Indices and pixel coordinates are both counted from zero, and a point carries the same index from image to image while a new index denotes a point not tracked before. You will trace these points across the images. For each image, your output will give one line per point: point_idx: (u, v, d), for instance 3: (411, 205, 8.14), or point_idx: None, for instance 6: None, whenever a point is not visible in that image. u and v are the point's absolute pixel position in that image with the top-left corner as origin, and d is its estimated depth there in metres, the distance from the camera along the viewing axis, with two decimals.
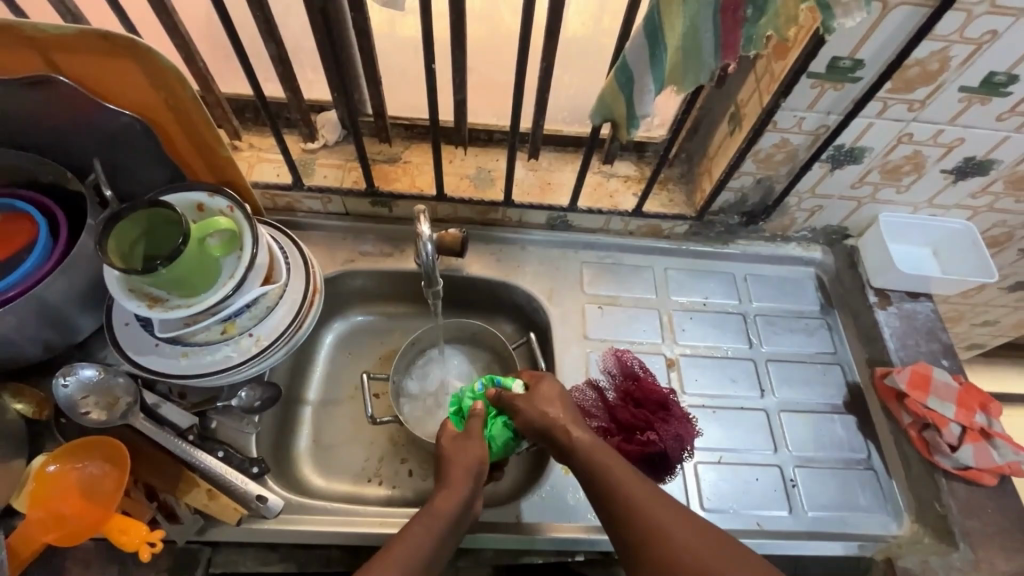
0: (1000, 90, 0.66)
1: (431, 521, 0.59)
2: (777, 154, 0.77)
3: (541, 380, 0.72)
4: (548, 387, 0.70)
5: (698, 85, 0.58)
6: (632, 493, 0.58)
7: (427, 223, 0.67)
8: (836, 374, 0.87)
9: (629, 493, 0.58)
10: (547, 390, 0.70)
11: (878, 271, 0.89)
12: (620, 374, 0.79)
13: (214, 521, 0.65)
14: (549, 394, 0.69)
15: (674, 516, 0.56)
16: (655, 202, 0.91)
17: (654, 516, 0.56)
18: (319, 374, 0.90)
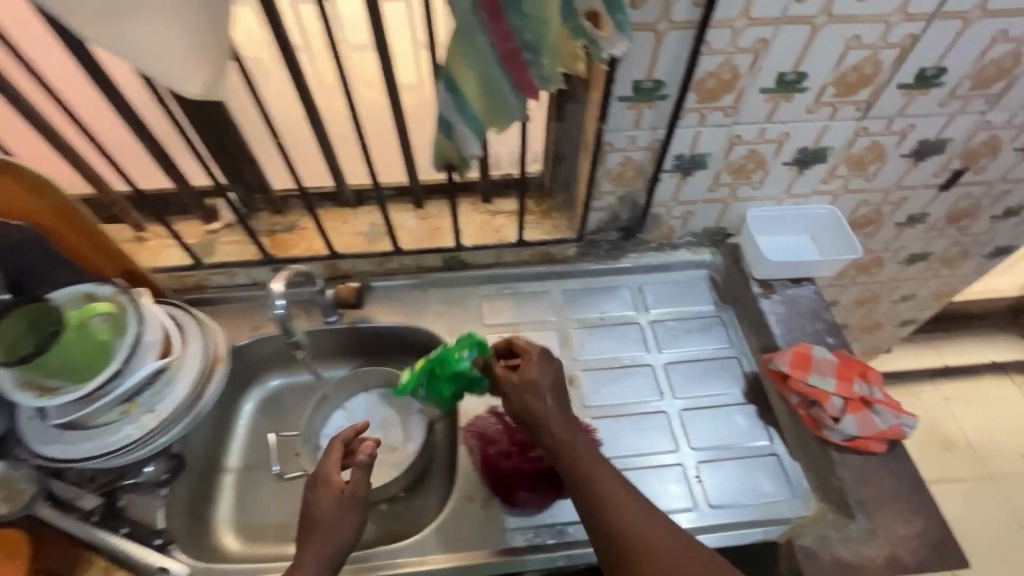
0: (796, 87, 0.74)
1: (323, 531, 0.65)
2: (627, 171, 0.84)
3: (542, 363, 0.73)
4: (545, 377, 0.71)
5: (511, 123, 0.66)
6: (624, 513, 0.62)
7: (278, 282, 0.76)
8: (733, 367, 0.90)
9: (627, 514, 0.62)
10: (545, 379, 0.71)
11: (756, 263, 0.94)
12: None
13: None
14: (528, 380, 0.71)
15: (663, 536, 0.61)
16: (539, 231, 0.97)
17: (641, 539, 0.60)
18: (239, 441, 0.92)
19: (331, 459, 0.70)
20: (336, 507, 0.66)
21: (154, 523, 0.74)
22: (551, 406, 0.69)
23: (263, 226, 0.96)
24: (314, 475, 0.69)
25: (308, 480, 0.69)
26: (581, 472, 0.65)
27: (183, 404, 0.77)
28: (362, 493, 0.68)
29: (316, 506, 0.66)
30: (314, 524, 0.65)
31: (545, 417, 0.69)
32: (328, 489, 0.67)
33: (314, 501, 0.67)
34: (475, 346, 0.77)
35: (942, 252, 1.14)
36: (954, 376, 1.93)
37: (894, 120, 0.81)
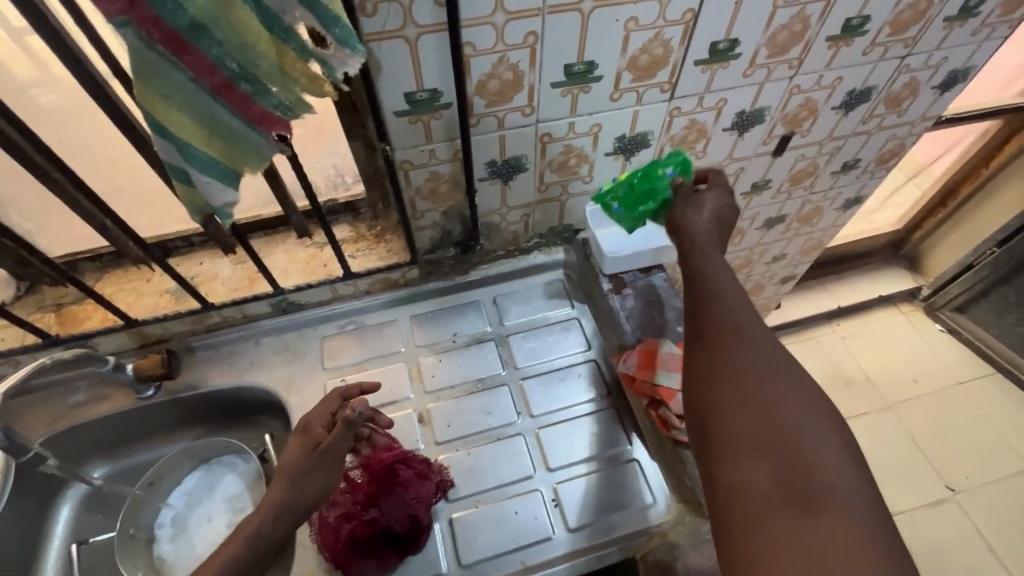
0: (588, 77, 0.69)
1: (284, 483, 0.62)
2: (440, 186, 0.77)
3: (714, 194, 0.69)
4: (714, 199, 0.68)
5: (264, 158, 0.57)
6: (771, 367, 0.53)
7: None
8: (592, 371, 0.86)
9: (757, 351, 0.54)
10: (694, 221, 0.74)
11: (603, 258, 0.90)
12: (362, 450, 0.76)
13: None
14: (705, 207, 0.67)
15: (796, 384, 0.53)
16: (373, 257, 0.90)
17: (770, 389, 0.52)
18: (55, 552, 0.80)
19: (317, 416, 0.68)
20: (304, 457, 0.63)
21: None
22: (712, 230, 0.66)
23: (47, 301, 0.83)
24: (302, 424, 0.67)
25: (298, 426, 0.67)
26: (719, 315, 0.57)
27: None
28: (333, 450, 0.64)
29: (286, 455, 0.64)
30: (280, 474, 0.62)
31: (704, 238, 0.65)
32: (304, 439, 0.65)
33: (287, 451, 0.65)
34: (679, 164, 0.72)
35: (796, 212, 1.15)
36: (847, 315, 2.02)
37: (704, 97, 0.78)
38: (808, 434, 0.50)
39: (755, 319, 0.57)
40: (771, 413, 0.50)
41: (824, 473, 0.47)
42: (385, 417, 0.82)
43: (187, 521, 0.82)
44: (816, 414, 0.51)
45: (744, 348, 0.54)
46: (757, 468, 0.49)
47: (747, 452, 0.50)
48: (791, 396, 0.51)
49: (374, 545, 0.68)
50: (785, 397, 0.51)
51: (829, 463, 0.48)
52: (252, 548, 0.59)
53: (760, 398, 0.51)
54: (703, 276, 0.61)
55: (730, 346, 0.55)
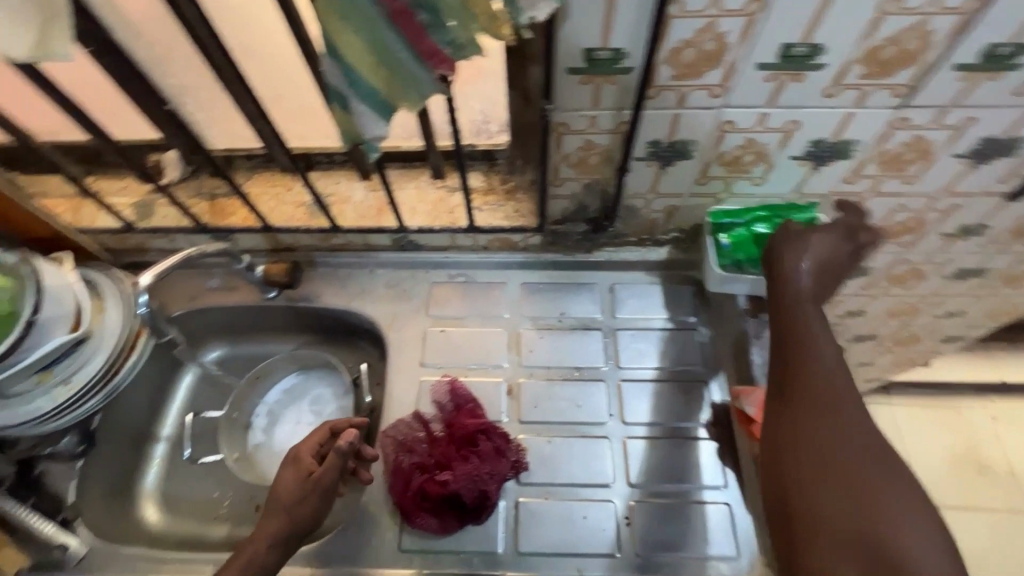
0: (809, 64, 0.56)
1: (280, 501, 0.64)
2: (591, 157, 0.69)
3: (812, 236, 0.67)
4: (819, 242, 0.67)
5: (425, 98, 0.53)
6: (847, 423, 0.57)
7: None
8: (701, 393, 0.78)
9: (839, 401, 0.59)
10: (794, 257, 0.66)
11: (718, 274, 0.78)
12: (448, 408, 0.76)
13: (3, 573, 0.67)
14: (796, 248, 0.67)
15: (875, 449, 0.56)
16: (499, 214, 0.85)
17: (844, 444, 0.56)
18: (175, 410, 0.90)
19: (308, 445, 0.69)
20: (295, 477, 0.65)
21: (65, 497, 0.73)
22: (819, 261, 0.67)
23: (203, 189, 0.90)
24: (292, 453, 0.68)
25: (288, 457, 0.69)
26: (807, 361, 0.61)
27: (97, 374, 0.75)
28: (322, 483, 0.65)
29: (279, 485, 0.65)
30: (275, 503, 0.64)
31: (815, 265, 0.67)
32: (294, 470, 0.66)
33: (281, 480, 0.66)
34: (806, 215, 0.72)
35: (1004, 269, 0.93)
36: (1010, 394, 1.68)
37: (947, 112, 0.61)
38: (888, 503, 0.52)
39: (833, 362, 0.62)
40: (842, 467, 0.55)
41: (913, 563, 0.48)
42: (476, 378, 0.81)
43: (279, 420, 0.89)
44: (893, 490, 0.53)
45: (821, 393, 0.59)
46: (829, 527, 0.52)
47: (829, 497, 0.53)
48: (870, 461, 0.54)
49: (435, 505, 0.68)
50: (849, 455, 0.55)
51: (911, 541, 0.49)
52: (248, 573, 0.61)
53: (833, 454, 0.55)
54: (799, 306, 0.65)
55: (806, 389, 0.60)
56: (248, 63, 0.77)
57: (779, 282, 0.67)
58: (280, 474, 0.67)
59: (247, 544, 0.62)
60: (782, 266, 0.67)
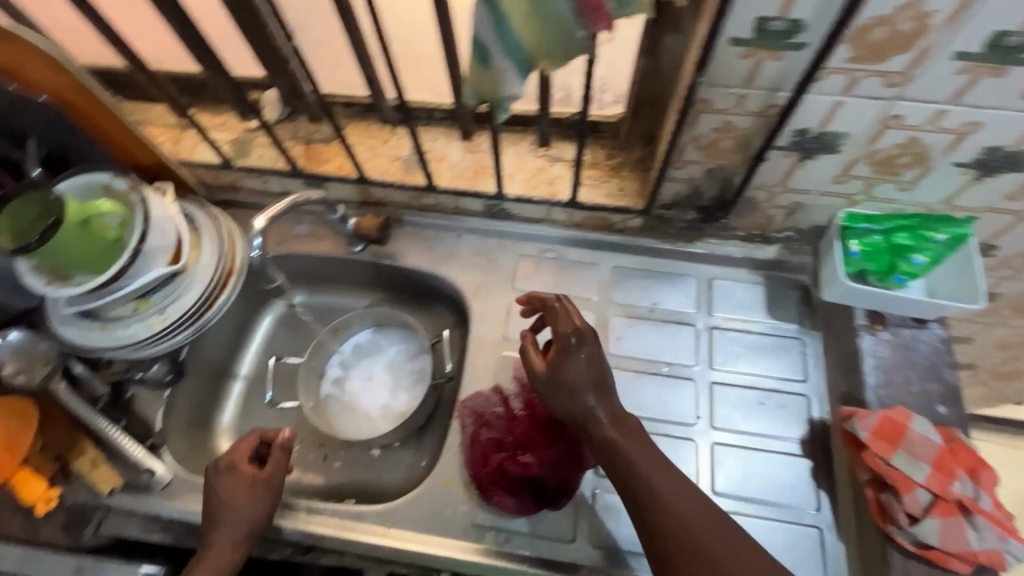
0: (1019, 57, 0.48)
1: (230, 514, 0.62)
2: (724, 140, 0.63)
3: (576, 354, 0.60)
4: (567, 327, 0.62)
5: (571, 59, 0.49)
6: (639, 462, 0.57)
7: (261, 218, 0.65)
8: (798, 407, 0.73)
9: (619, 446, 0.58)
10: (576, 380, 0.59)
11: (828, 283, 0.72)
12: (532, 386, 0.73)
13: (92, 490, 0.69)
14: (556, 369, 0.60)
15: (686, 491, 0.56)
16: (601, 191, 0.80)
17: (645, 478, 0.56)
18: (255, 350, 0.92)
19: (241, 451, 0.66)
20: (240, 488, 0.63)
21: (151, 423, 0.75)
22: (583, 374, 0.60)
23: (300, 133, 0.88)
24: (222, 464, 0.65)
25: (215, 468, 0.65)
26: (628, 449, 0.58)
27: (190, 310, 0.75)
28: (277, 481, 0.66)
29: (222, 495, 0.63)
30: (218, 512, 0.63)
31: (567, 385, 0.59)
32: (237, 479, 0.64)
33: (222, 489, 0.64)
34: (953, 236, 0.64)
35: None
36: None
37: None
38: (713, 540, 0.53)
39: (632, 427, 0.59)
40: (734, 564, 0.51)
41: None
42: None
43: (351, 373, 0.89)
44: (712, 529, 0.54)
45: (602, 437, 0.59)
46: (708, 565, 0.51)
47: None
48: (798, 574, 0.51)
49: (510, 487, 0.67)
50: (684, 512, 0.54)
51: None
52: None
53: (666, 511, 0.54)
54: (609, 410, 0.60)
55: (626, 437, 0.58)
56: (364, 4, 0.74)
57: (563, 385, 0.60)
58: (214, 486, 0.64)
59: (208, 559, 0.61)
60: (556, 389, 0.60)
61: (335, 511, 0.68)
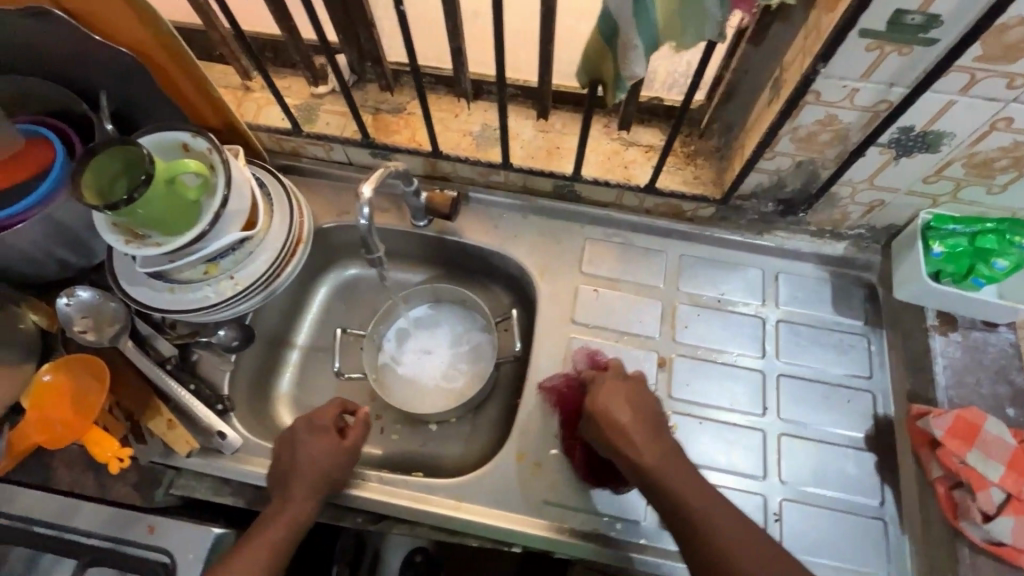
0: None
1: (314, 474, 0.63)
2: (822, 134, 0.63)
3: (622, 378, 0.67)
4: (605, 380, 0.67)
5: (702, 41, 0.49)
6: (690, 490, 0.58)
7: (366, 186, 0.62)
8: (864, 403, 0.74)
9: (665, 477, 0.59)
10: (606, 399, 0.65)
11: (901, 283, 0.74)
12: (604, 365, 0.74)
13: (165, 452, 0.70)
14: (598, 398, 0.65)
15: (727, 517, 0.56)
16: (676, 178, 0.80)
17: (693, 505, 0.57)
18: (311, 320, 0.91)
19: (326, 413, 0.67)
20: (328, 451, 0.64)
21: (219, 387, 0.75)
22: (632, 416, 0.62)
23: (368, 101, 0.86)
24: (309, 424, 0.66)
25: (300, 425, 0.66)
26: (656, 456, 0.60)
27: (262, 277, 0.74)
28: (357, 449, 0.67)
29: (307, 454, 0.64)
30: (299, 469, 0.64)
31: (615, 423, 0.62)
32: (322, 441, 0.65)
33: (307, 449, 0.64)
34: None
35: None
36: None
37: None
38: (755, 563, 0.54)
39: (676, 457, 0.60)
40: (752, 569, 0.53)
41: None
42: (628, 345, 0.78)
43: (406, 345, 0.88)
44: (757, 554, 0.54)
45: (652, 463, 0.59)
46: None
47: None
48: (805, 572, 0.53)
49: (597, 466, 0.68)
50: (729, 536, 0.55)
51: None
52: (293, 533, 0.62)
53: (711, 539, 0.55)
54: (646, 445, 0.61)
55: (660, 462, 0.60)
56: None
57: (607, 422, 0.63)
58: (297, 442, 0.65)
59: (281, 516, 0.62)
60: (599, 409, 0.64)
61: (409, 483, 0.68)
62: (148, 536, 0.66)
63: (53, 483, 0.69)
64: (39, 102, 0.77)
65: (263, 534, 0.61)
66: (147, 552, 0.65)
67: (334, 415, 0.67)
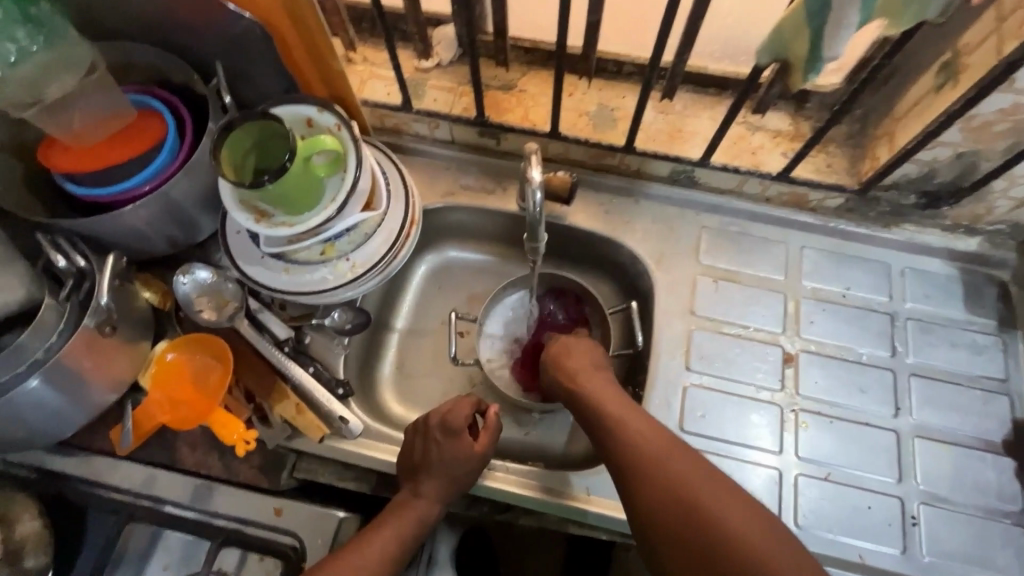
0: None
1: (439, 475, 0.63)
2: (1000, 124, 0.59)
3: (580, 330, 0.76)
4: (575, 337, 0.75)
5: (923, 20, 0.45)
6: (635, 425, 0.63)
7: (538, 166, 0.53)
8: (1001, 406, 0.71)
9: (614, 413, 0.65)
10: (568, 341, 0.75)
11: None
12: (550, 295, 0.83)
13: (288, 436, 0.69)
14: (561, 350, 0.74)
15: (670, 446, 0.61)
16: (807, 166, 0.76)
17: (641, 435, 0.62)
18: (409, 304, 0.89)
19: (460, 413, 0.65)
20: (460, 454, 0.63)
21: (334, 370, 0.74)
22: (587, 365, 0.71)
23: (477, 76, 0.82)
24: (443, 425, 0.63)
25: (434, 424, 0.64)
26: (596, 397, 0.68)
27: (378, 261, 0.72)
28: (488, 451, 0.65)
29: (442, 455, 0.62)
30: (433, 468, 0.63)
31: (573, 375, 0.70)
32: (458, 443, 0.63)
33: (442, 450, 0.63)
34: None
35: None
36: None
37: None
38: (700, 481, 0.57)
39: (614, 396, 0.67)
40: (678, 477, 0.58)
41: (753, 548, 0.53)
42: (750, 340, 0.75)
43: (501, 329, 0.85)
44: (698, 474, 0.58)
45: (604, 401, 0.66)
46: (686, 511, 0.56)
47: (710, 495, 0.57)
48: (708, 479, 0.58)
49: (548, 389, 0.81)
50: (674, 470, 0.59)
51: (750, 537, 0.53)
52: (422, 528, 0.63)
53: (651, 463, 0.60)
54: (592, 388, 0.68)
55: (606, 401, 0.66)
56: None
57: (567, 374, 0.71)
58: (432, 443, 0.63)
59: (410, 512, 0.62)
60: (561, 356, 0.73)
61: (538, 475, 0.67)
62: (274, 518, 0.65)
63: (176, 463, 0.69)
64: (147, 70, 0.75)
65: (385, 525, 0.61)
66: (274, 535, 0.65)
67: (466, 414, 0.65)
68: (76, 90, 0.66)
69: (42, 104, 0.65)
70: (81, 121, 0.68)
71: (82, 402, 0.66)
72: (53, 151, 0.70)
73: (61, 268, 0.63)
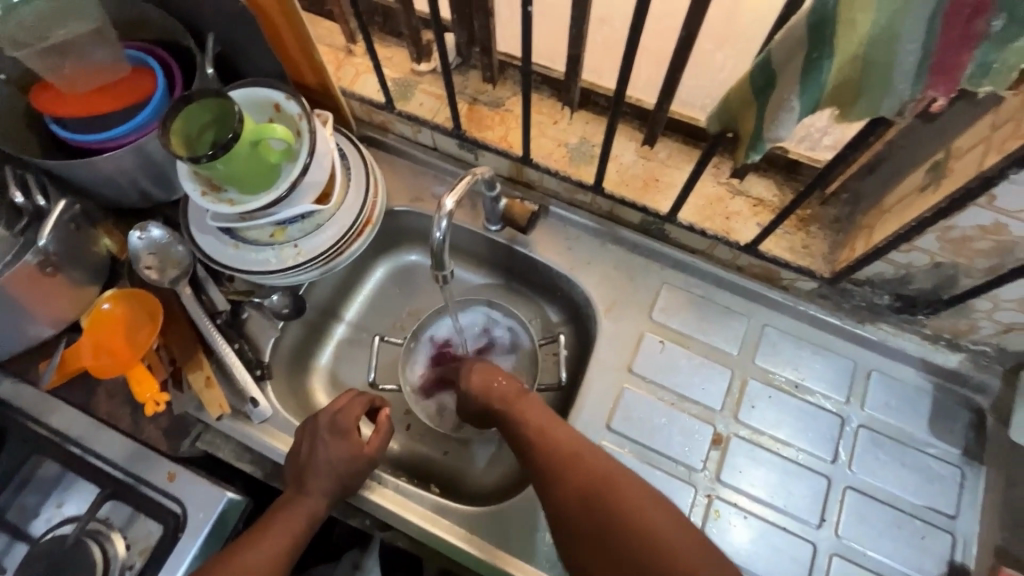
0: None
1: (321, 473, 0.62)
2: (980, 241, 0.54)
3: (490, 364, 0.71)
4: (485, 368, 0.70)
5: (873, 115, 0.40)
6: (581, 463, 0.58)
7: (453, 197, 0.58)
8: (939, 543, 0.65)
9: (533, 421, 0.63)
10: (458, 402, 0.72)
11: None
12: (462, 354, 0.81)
13: (201, 407, 0.71)
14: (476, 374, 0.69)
15: (617, 476, 0.57)
16: (781, 242, 0.71)
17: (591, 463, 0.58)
18: (363, 298, 0.89)
19: (350, 413, 0.65)
20: (340, 460, 0.63)
21: (261, 352, 0.76)
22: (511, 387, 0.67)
23: (467, 88, 0.81)
24: (331, 424, 0.64)
25: (323, 424, 0.64)
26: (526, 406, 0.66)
27: (323, 253, 0.72)
28: (376, 454, 0.66)
29: (329, 457, 0.62)
30: (318, 469, 0.62)
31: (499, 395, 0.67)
32: (345, 443, 0.63)
33: (327, 450, 0.63)
34: None
35: None
36: None
37: None
38: (629, 483, 0.56)
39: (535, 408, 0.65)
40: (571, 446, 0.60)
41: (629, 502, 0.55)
42: (683, 412, 0.71)
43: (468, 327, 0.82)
44: (606, 465, 0.58)
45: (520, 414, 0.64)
46: (598, 509, 0.55)
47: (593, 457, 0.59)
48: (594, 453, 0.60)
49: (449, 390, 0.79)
50: (627, 504, 0.54)
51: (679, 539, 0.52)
52: (311, 527, 0.61)
53: (597, 488, 0.56)
54: (517, 400, 0.66)
55: (559, 437, 0.61)
56: None
57: (495, 397, 0.67)
58: (318, 443, 0.63)
59: (297, 510, 0.61)
60: (476, 380, 0.69)
61: (422, 500, 0.66)
62: (166, 483, 0.67)
63: (92, 409, 0.71)
64: (152, 29, 0.77)
65: (264, 529, 0.60)
66: (162, 499, 0.66)
67: (358, 409, 0.66)
68: (79, 37, 0.68)
69: (42, 45, 0.67)
70: (76, 67, 0.70)
71: (18, 331, 0.69)
72: (45, 90, 0.72)
73: (18, 205, 0.65)
